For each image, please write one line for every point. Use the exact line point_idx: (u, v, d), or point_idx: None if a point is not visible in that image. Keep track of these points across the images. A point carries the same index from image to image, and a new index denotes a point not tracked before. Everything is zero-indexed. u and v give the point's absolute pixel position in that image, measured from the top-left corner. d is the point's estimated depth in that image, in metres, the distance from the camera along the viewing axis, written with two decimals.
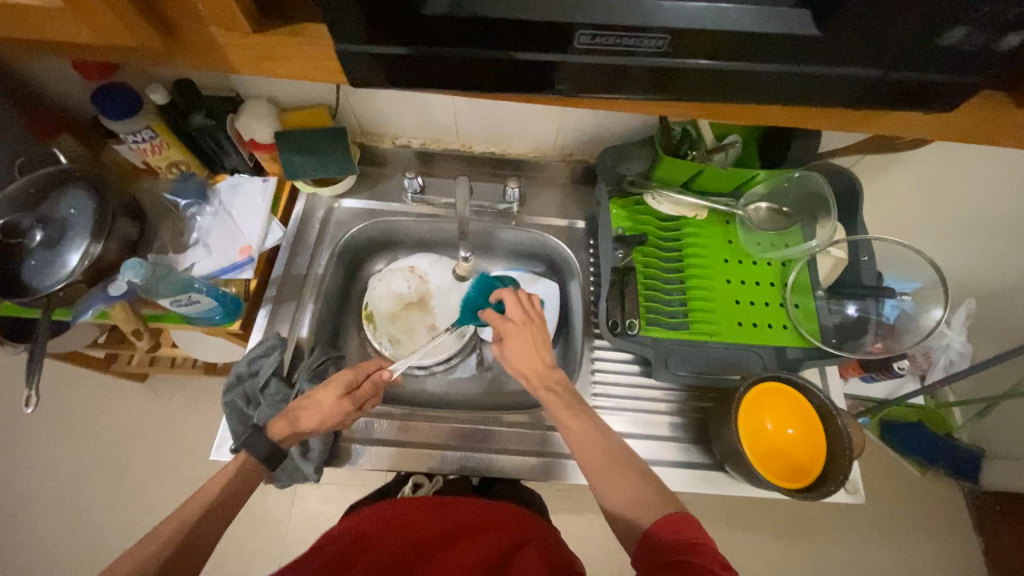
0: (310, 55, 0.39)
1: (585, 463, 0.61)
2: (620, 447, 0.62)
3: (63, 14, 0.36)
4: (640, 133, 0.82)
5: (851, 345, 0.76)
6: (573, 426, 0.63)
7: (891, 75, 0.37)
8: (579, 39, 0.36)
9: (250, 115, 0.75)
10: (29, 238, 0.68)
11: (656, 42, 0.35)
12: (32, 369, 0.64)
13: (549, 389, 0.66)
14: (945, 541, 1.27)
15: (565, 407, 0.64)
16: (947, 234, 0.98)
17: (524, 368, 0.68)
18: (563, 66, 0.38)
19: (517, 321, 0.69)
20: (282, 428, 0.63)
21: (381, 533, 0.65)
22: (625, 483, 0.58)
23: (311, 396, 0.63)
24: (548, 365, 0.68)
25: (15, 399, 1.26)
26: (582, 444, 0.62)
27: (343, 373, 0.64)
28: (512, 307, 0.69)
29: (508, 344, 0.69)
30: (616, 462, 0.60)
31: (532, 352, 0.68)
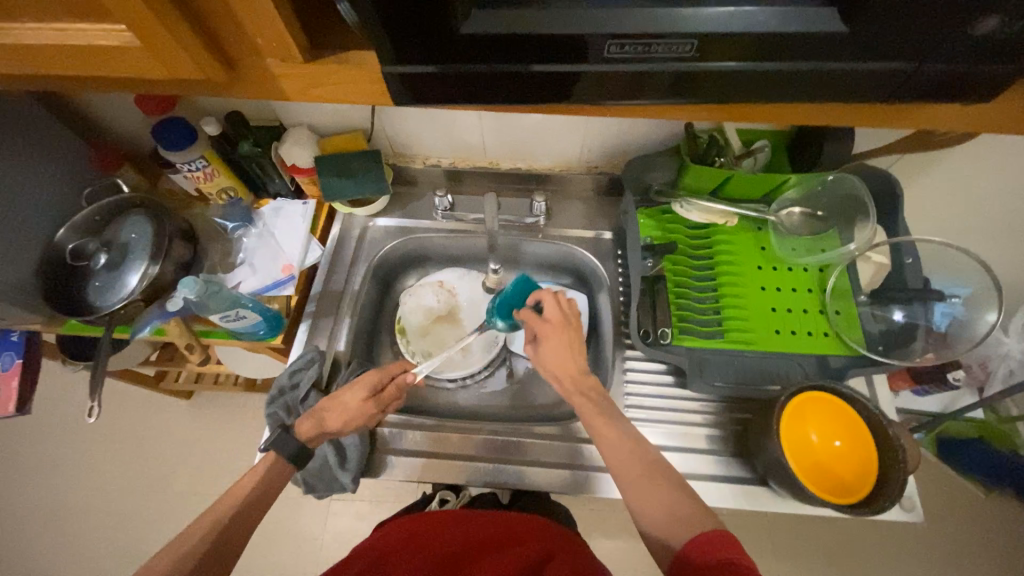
0: (353, 78, 0.42)
1: (619, 473, 0.60)
2: (657, 458, 0.61)
3: (139, 51, 0.39)
4: (665, 143, 0.83)
5: (899, 353, 0.73)
6: (608, 435, 0.62)
7: (922, 68, 0.37)
8: (607, 49, 0.37)
9: (292, 142, 0.81)
10: (96, 261, 0.74)
11: (682, 49, 0.37)
12: (95, 382, 0.68)
13: (583, 396, 0.65)
14: (1018, 570, 1.16)
15: (600, 414, 0.63)
16: (996, 237, 0.93)
17: (559, 372, 0.67)
18: (591, 76, 0.40)
19: (555, 322, 0.68)
20: (309, 426, 0.66)
21: (415, 548, 0.66)
22: (661, 495, 0.56)
23: (337, 397, 0.66)
24: (582, 371, 0.66)
25: (73, 415, 1.34)
26: (617, 454, 0.61)
27: (368, 374, 0.67)
28: (551, 308, 0.69)
29: (544, 344, 0.68)
30: (653, 473, 0.59)
31: (567, 354, 0.67)
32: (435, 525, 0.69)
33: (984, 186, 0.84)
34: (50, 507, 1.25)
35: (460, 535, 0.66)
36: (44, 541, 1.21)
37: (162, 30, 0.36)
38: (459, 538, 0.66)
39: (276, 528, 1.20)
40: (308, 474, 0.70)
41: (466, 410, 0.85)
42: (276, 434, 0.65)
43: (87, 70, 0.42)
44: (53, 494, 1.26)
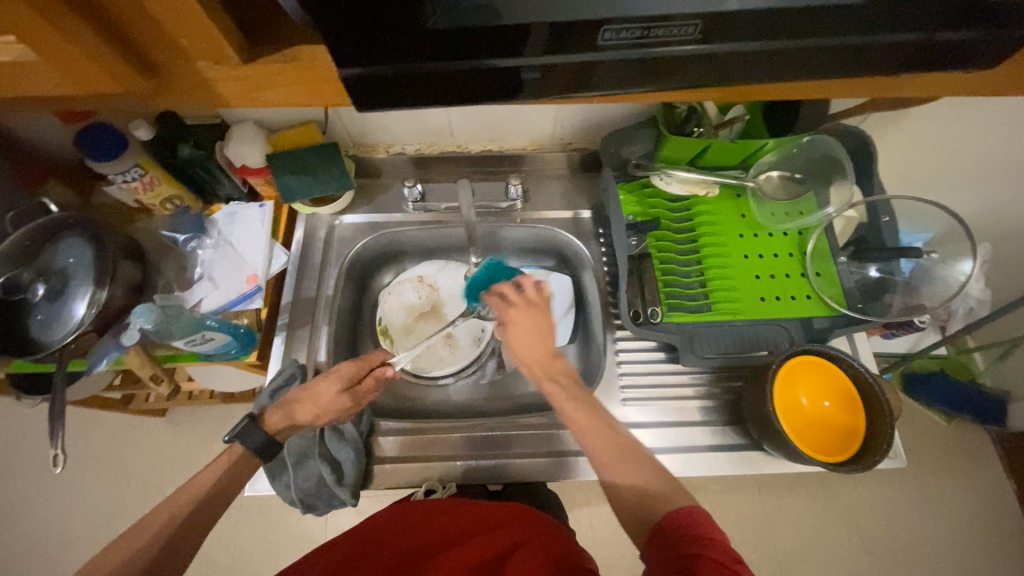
0: (304, 79, 0.37)
1: (592, 455, 0.59)
2: (630, 441, 0.59)
3: (38, 65, 0.33)
4: (640, 114, 0.80)
5: (878, 308, 0.74)
6: (580, 420, 0.60)
7: (935, 37, 0.35)
8: (603, 35, 0.34)
9: (239, 141, 0.73)
10: (32, 292, 0.67)
11: (677, 30, 0.34)
12: (55, 425, 0.62)
13: (551, 380, 0.64)
14: (978, 487, 1.27)
15: (570, 399, 0.62)
16: (961, 185, 0.96)
17: (526, 356, 0.66)
18: (587, 64, 0.36)
19: (520, 305, 0.67)
20: (278, 418, 0.63)
21: (393, 544, 0.66)
22: (633, 474, 0.55)
23: (311, 389, 0.63)
24: (551, 354, 0.66)
25: (38, 447, 1.26)
26: (590, 436, 0.59)
27: (342, 366, 0.64)
28: (513, 292, 0.68)
29: (511, 329, 0.67)
30: (627, 456, 0.57)
31: (535, 338, 0.66)
32: (419, 519, 0.68)
33: (952, 136, 0.85)
34: (27, 544, 1.18)
35: (439, 525, 0.66)
36: None
37: (62, 38, 0.30)
38: (437, 530, 0.66)
39: (275, 535, 1.18)
40: (306, 494, 0.66)
41: (460, 405, 0.83)
42: (242, 423, 0.62)
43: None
44: (28, 532, 1.19)
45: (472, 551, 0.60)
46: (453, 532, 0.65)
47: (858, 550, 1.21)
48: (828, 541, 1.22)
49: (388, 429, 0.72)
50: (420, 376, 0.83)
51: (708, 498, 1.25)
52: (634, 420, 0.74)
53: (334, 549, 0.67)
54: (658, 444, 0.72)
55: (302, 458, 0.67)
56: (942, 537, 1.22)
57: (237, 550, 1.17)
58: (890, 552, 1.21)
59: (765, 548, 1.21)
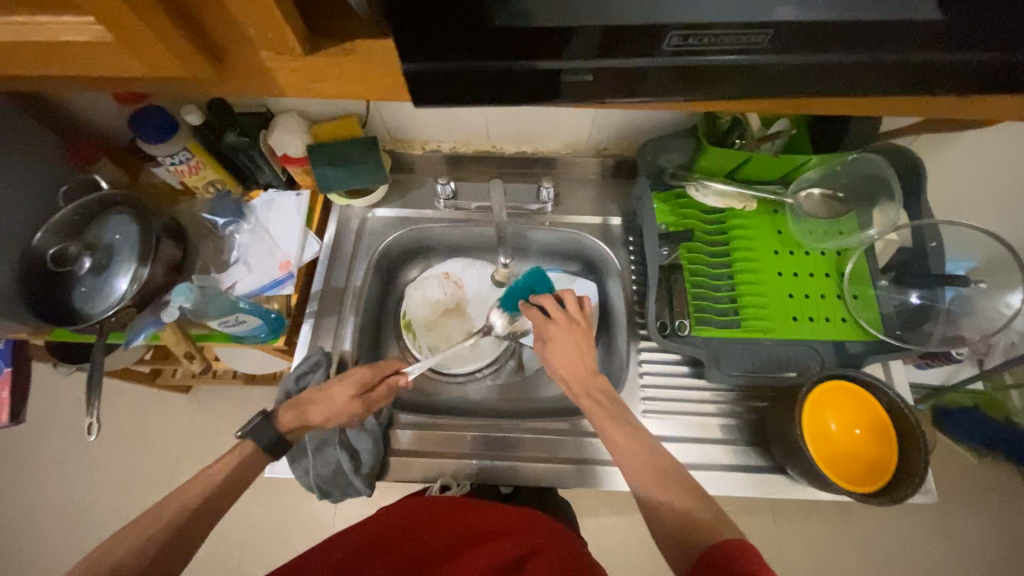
0: (358, 72, 0.38)
1: (630, 475, 0.59)
2: (671, 465, 0.58)
3: (114, 47, 0.35)
4: (679, 123, 0.79)
5: (916, 336, 0.71)
6: (618, 439, 0.61)
7: (1015, 58, 0.34)
8: (669, 41, 0.34)
9: (282, 130, 0.75)
10: (79, 265, 0.70)
11: (750, 38, 0.33)
12: (92, 394, 0.65)
13: (590, 397, 0.65)
14: (1010, 532, 1.20)
15: (609, 417, 0.62)
16: (1011, 214, 0.92)
17: (567, 372, 0.67)
18: (649, 68, 0.36)
19: (562, 322, 0.68)
20: (290, 417, 0.64)
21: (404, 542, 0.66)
22: (671, 496, 0.55)
23: (325, 390, 0.64)
24: (592, 372, 0.66)
25: (69, 414, 1.31)
26: (629, 456, 0.59)
27: (354, 371, 0.65)
28: (553, 307, 0.69)
29: (551, 344, 0.68)
30: (667, 480, 0.56)
31: (575, 354, 0.66)
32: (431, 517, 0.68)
33: (1006, 163, 0.82)
34: (52, 506, 1.23)
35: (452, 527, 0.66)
36: (48, 542, 1.20)
37: (140, 23, 0.32)
38: (450, 531, 0.66)
39: (286, 517, 1.20)
40: (323, 481, 0.68)
41: (477, 404, 0.83)
42: (255, 420, 0.63)
43: (72, 73, 0.38)
44: (54, 494, 1.24)
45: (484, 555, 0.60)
46: (465, 535, 0.65)
47: None
48: (844, 574, 1.18)
49: (406, 422, 0.73)
50: (439, 372, 0.84)
51: None
52: (654, 433, 0.72)
53: (345, 544, 0.68)
54: (677, 460, 0.71)
55: (321, 445, 0.68)
56: None
57: (248, 529, 1.19)
58: None
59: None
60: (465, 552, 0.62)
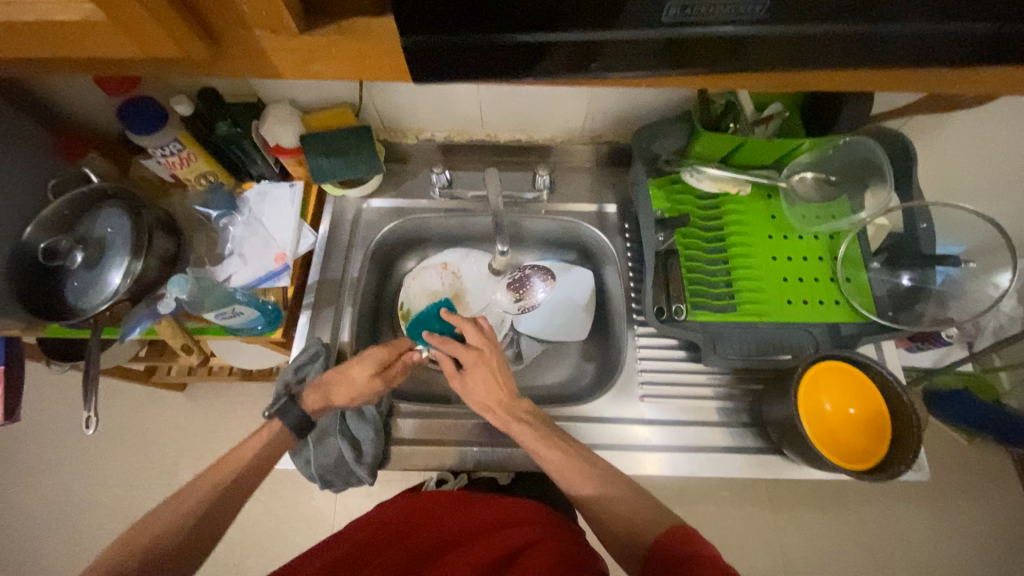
0: (356, 53, 0.38)
1: (569, 489, 0.59)
2: (605, 465, 0.60)
3: (104, 26, 0.35)
4: (673, 109, 0.79)
5: (908, 316, 0.73)
6: (549, 456, 0.59)
7: (1001, 28, 0.35)
8: (667, 12, 0.34)
9: (274, 120, 0.74)
10: (71, 259, 0.69)
11: (740, 8, 0.34)
12: (88, 388, 0.64)
13: (518, 422, 0.62)
14: (997, 510, 1.23)
15: (537, 437, 0.60)
16: (999, 196, 0.93)
17: (486, 401, 0.63)
18: (641, 42, 0.37)
19: (477, 350, 0.65)
20: (316, 399, 0.65)
21: (405, 538, 0.66)
22: (612, 489, 0.57)
23: (344, 372, 0.65)
24: (510, 395, 0.63)
25: (64, 413, 1.30)
26: (563, 473, 0.58)
27: (369, 354, 0.65)
28: (472, 334, 0.66)
29: (469, 374, 0.64)
30: (607, 479, 0.58)
31: (494, 380, 0.63)
32: (430, 512, 0.68)
33: (994, 145, 0.83)
34: (48, 506, 1.22)
35: (452, 522, 0.66)
36: (46, 543, 1.19)
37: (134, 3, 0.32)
38: (451, 526, 0.66)
39: (286, 513, 1.20)
40: (325, 470, 0.68)
41: None
42: (281, 401, 0.64)
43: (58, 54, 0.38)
44: (49, 495, 1.23)
45: (486, 548, 0.60)
46: (464, 528, 0.65)
47: (869, 565, 1.19)
48: (839, 555, 1.20)
49: (406, 411, 0.73)
50: (438, 362, 0.84)
51: (716, 504, 1.23)
52: (651, 417, 0.73)
53: (344, 538, 0.68)
54: (673, 442, 0.71)
55: (322, 436, 0.69)
56: (957, 559, 1.19)
57: (247, 525, 1.19)
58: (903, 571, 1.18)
59: (773, 557, 1.20)
60: (466, 544, 0.62)
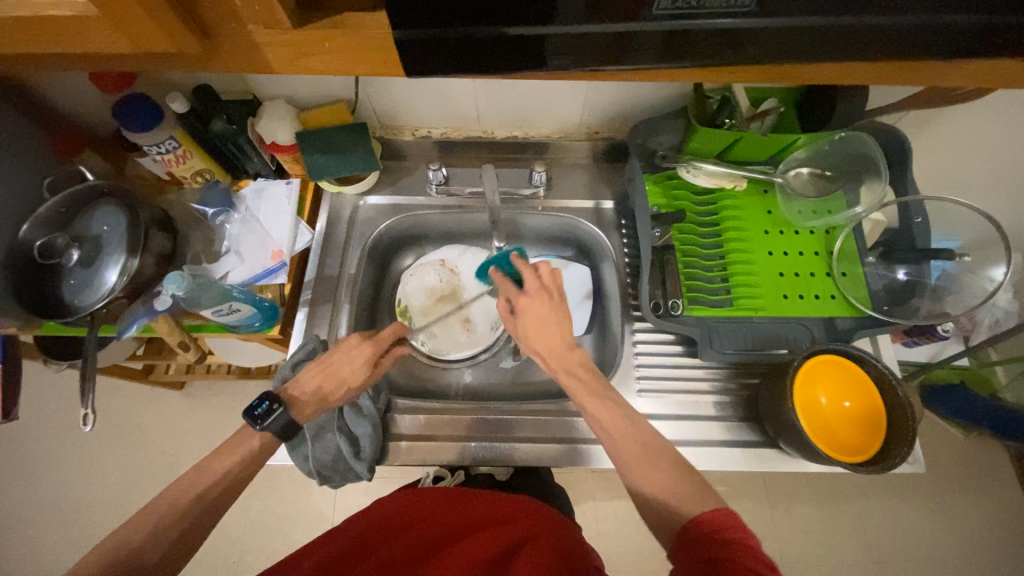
0: (353, 46, 0.38)
1: (617, 452, 0.58)
2: (655, 439, 0.57)
3: (98, 21, 0.35)
4: (669, 105, 0.79)
5: (903, 311, 0.73)
6: (601, 415, 0.59)
7: (995, 20, 0.35)
8: (661, 2, 0.34)
9: (270, 117, 0.74)
10: (67, 257, 0.68)
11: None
12: (85, 386, 0.64)
13: (570, 372, 0.63)
14: (993, 503, 1.24)
15: (588, 393, 0.61)
16: (994, 191, 0.93)
17: (543, 347, 0.65)
18: (636, 34, 0.37)
19: (534, 294, 0.66)
20: (309, 405, 0.63)
21: (402, 534, 0.66)
22: (657, 478, 0.53)
23: (334, 367, 0.65)
24: (569, 346, 0.64)
25: (62, 412, 1.30)
26: (613, 432, 0.58)
27: (353, 341, 0.66)
28: (530, 281, 0.67)
29: (525, 318, 0.66)
30: (651, 455, 0.56)
31: (551, 327, 0.65)
32: (431, 509, 0.68)
33: (988, 140, 0.83)
34: (47, 505, 1.22)
35: (450, 519, 0.66)
36: (45, 541, 1.19)
37: None
38: (449, 523, 0.66)
39: (285, 510, 1.20)
40: (323, 466, 0.67)
41: (473, 389, 0.84)
42: (276, 410, 0.60)
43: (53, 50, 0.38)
44: (48, 493, 1.23)
45: (484, 543, 0.60)
46: (464, 524, 0.65)
47: (866, 558, 1.20)
48: (836, 548, 1.21)
49: (403, 407, 0.73)
50: (435, 359, 0.84)
51: None
52: (648, 412, 0.73)
53: (342, 535, 0.68)
54: (670, 436, 0.72)
55: (319, 431, 0.68)
56: (953, 551, 1.20)
57: (247, 523, 1.19)
58: (899, 563, 1.19)
59: (771, 551, 1.21)
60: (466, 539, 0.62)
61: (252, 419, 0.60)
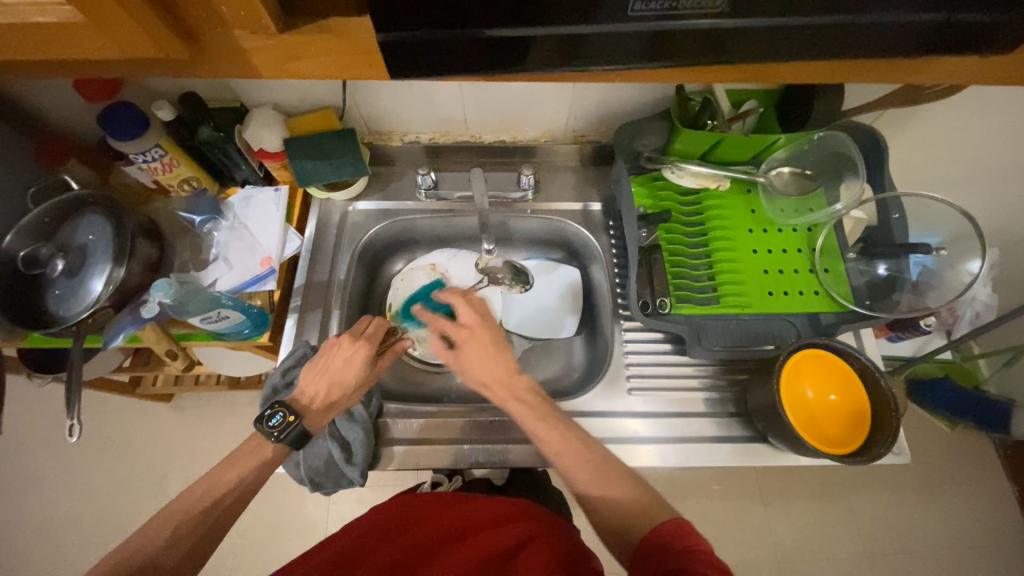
0: (336, 50, 0.39)
1: (567, 474, 0.58)
2: (604, 453, 0.59)
3: (83, 27, 0.35)
4: (652, 108, 0.81)
5: (884, 305, 0.75)
6: (549, 439, 0.59)
7: (955, 18, 0.37)
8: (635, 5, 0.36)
9: (258, 124, 0.74)
10: (52, 268, 0.68)
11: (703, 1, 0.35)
12: (71, 398, 0.63)
13: (516, 400, 0.62)
14: (981, 494, 1.26)
15: (538, 418, 0.60)
16: (970, 188, 0.96)
17: (484, 378, 0.63)
18: (614, 36, 0.38)
19: (471, 326, 0.65)
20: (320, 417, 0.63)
21: (395, 539, 0.65)
22: (611, 488, 0.55)
23: (334, 371, 0.63)
24: (510, 373, 0.63)
25: (45, 428, 1.27)
26: (562, 456, 0.58)
27: (341, 341, 0.63)
28: (465, 312, 0.65)
29: (462, 351, 0.64)
30: (603, 470, 0.57)
31: (488, 358, 0.63)
32: (428, 512, 0.68)
33: (961, 138, 0.86)
34: (31, 523, 1.19)
35: (444, 523, 0.66)
36: (28, 561, 1.16)
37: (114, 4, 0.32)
38: (443, 527, 0.66)
39: (278, 521, 1.19)
40: (316, 472, 0.67)
41: (466, 392, 0.84)
42: (294, 426, 0.59)
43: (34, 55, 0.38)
44: (32, 511, 1.20)
45: (479, 548, 0.60)
46: (459, 529, 0.65)
47: (859, 552, 1.21)
48: (829, 543, 1.22)
49: (396, 411, 0.73)
50: (428, 363, 0.84)
51: (708, 498, 1.25)
52: (640, 410, 0.74)
53: (335, 543, 0.67)
54: (661, 434, 0.72)
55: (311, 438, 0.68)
56: (943, 543, 1.22)
57: (238, 535, 1.17)
58: (892, 557, 1.21)
59: (766, 548, 1.21)
60: (464, 540, 0.62)
61: (265, 432, 0.59)
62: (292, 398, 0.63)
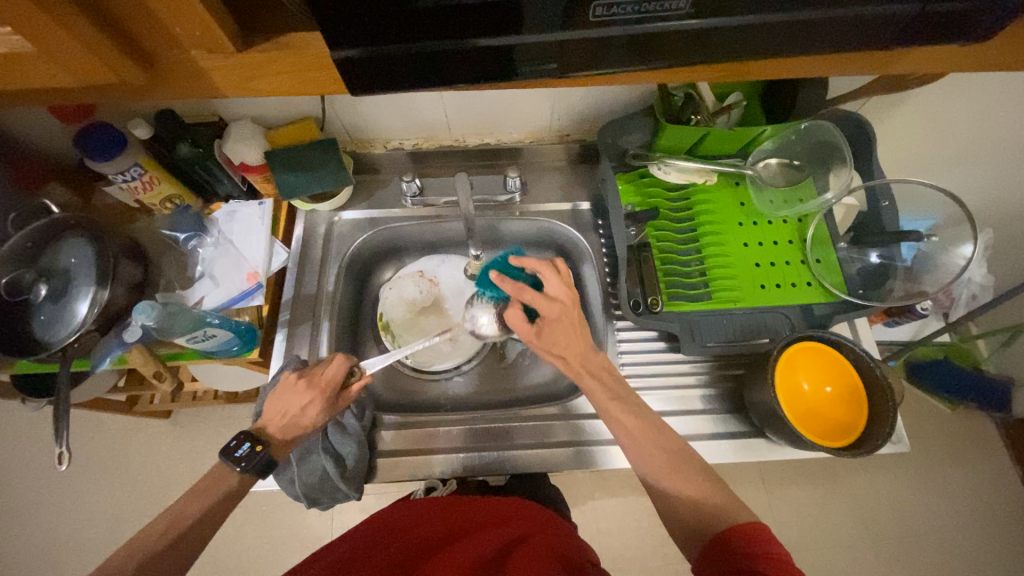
0: (298, 66, 0.39)
1: (637, 456, 0.58)
2: (677, 441, 0.58)
3: (38, 55, 0.34)
4: (635, 104, 0.80)
5: (877, 293, 0.74)
6: (624, 423, 0.59)
7: (929, 8, 0.36)
8: (592, 12, 0.35)
9: (237, 139, 0.74)
10: (34, 293, 0.66)
11: (667, 4, 0.35)
12: (59, 424, 0.63)
13: (592, 377, 0.62)
14: (985, 474, 1.26)
15: (613, 398, 0.60)
16: (962, 171, 0.95)
17: (566, 354, 0.62)
18: (579, 45, 0.37)
19: (563, 300, 0.62)
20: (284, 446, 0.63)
21: (389, 546, 0.64)
22: (681, 483, 0.54)
23: (286, 405, 0.62)
24: (591, 352, 0.62)
25: (44, 450, 1.27)
26: (633, 441, 0.58)
27: (296, 384, 0.62)
28: (554, 286, 0.63)
29: (548, 328, 0.63)
30: (676, 462, 0.56)
31: (573, 335, 0.62)
32: (423, 516, 0.67)
33: (949, 122, 0.85)
34: (33, 546, 1.19)
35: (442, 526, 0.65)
36: None
37: (50, 23, 0.31)
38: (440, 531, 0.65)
39: (282, 532, 1.18)
40: (311, 488, 0.67)
41: (461, 399, 0.84)
42: (254, 460, 0.59)
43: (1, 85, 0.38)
44: (34, 534, 1.20)
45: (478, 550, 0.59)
46: (458, 530, 0.64)
47: (865, 538, 1.21)
48: (833, 530, 1.22)
49: (389, 422, 0.73)
50: (422, 371, 0.84)
51: None
52: None
53: (329, 550, 0.66)
54: None
55: (304, 454, 0.67)
56: (949, 524, 1.21)
57: (241, 550, 1.17)
58: (897, 541, 1.20)
59: None
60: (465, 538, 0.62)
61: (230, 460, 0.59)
62: (256, 426, 0.63)
